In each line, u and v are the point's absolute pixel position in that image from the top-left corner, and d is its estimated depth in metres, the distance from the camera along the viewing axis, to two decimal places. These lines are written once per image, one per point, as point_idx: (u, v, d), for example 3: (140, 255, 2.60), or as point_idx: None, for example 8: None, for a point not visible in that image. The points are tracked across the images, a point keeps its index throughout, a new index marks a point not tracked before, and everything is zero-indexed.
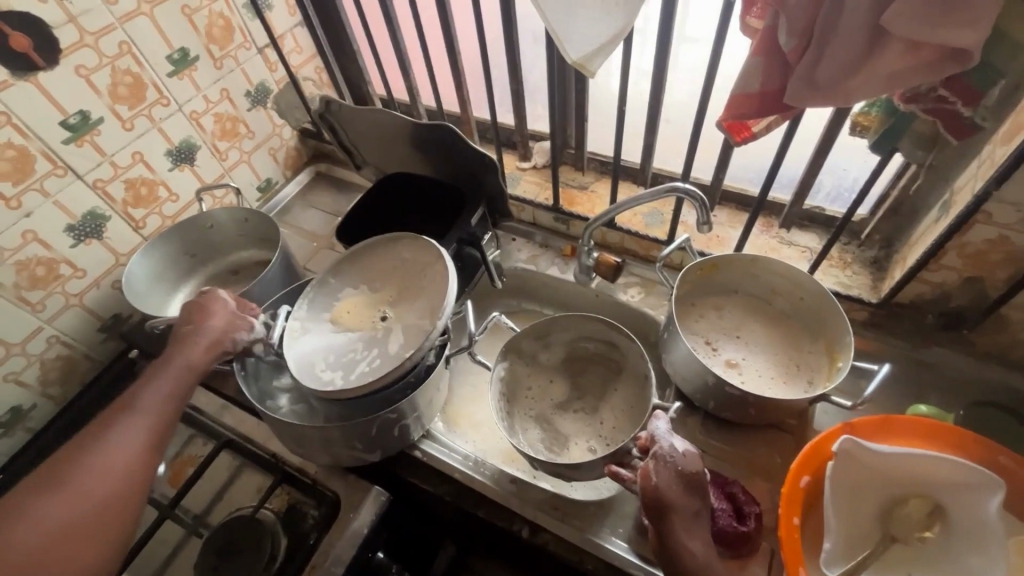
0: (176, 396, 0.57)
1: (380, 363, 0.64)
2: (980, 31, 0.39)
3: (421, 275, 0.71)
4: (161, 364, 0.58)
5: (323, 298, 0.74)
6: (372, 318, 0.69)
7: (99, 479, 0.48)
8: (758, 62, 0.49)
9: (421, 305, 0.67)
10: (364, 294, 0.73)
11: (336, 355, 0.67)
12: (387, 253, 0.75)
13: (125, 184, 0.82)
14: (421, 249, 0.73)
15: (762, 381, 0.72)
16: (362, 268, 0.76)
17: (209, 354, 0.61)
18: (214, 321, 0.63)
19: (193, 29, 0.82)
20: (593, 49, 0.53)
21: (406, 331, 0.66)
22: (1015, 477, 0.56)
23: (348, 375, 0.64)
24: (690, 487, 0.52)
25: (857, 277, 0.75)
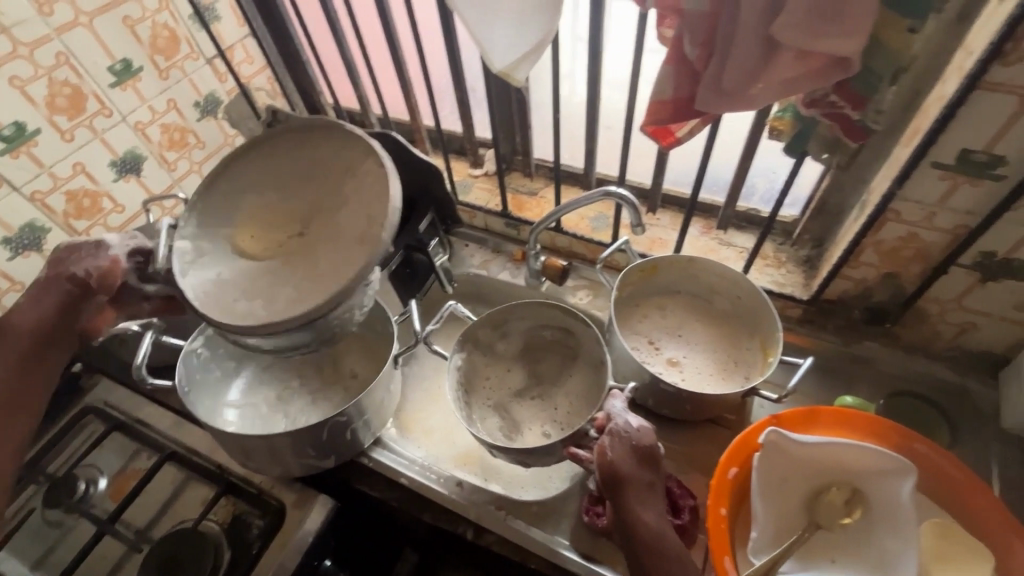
0: (18, 372, 0.55)
1: (305, 290, 0.49)
2: (857, 41, 0.42)
3: (347, 178, 0.53)
4: (0, 335, 0.55)
5: (211, 208, 0.56)
6: (285, 234, 0.53)
7: None
8: (669, 71, 0.51)
9: (351, 213, 0.51)
10: (270, 203, 0.56)
11: (249, 282, 0.51)
12: (293, 150, 0.58)
13: (66, 195, 0.81)
14: (344, 145, 0.55)
15: (702, 379, 0.74)
16: (263, 167, 0.58)
17: (49, 311, 0.55)
18: (53, 267, 0.56)
19: (136, 40, 0.82)
20: (516, 59, 0.55)
21: (335, 249, 0.50)
22: (929, 464, 0.59)
23: (267, 307, 0.49)
24: (645, 462, 0.53)
25: (791, 276, 0.78)
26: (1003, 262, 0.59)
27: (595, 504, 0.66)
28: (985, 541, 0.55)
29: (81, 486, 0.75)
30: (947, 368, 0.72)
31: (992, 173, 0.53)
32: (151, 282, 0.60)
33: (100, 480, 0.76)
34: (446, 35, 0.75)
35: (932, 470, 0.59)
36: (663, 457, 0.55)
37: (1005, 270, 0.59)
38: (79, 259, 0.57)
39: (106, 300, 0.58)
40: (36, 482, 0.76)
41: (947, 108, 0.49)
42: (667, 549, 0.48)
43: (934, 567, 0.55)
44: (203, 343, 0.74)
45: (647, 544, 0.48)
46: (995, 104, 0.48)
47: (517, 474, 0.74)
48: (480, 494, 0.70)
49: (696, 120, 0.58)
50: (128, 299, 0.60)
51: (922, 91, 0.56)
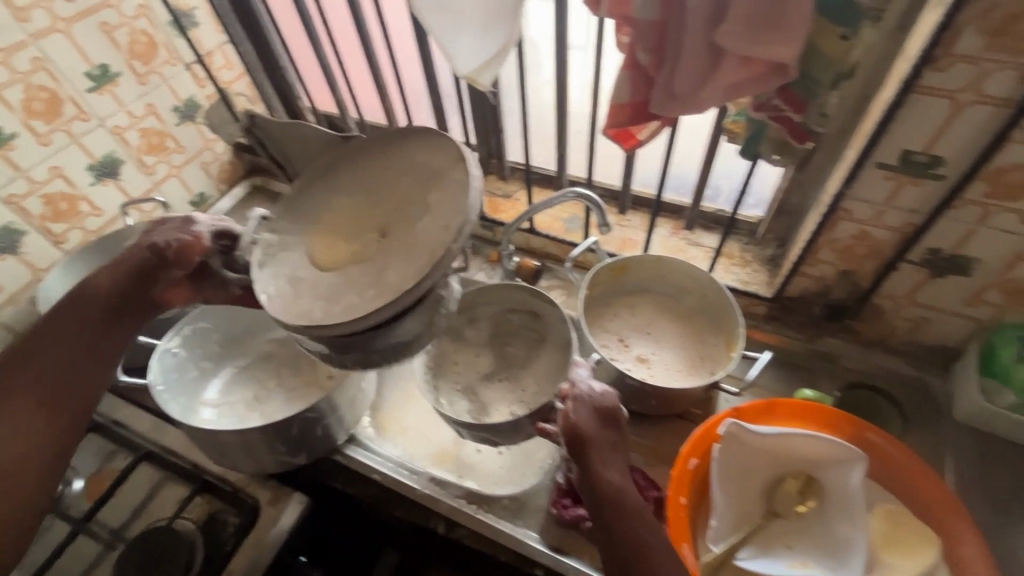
0: (91, 334, 0.57)
1: (376, 289, 0.45)
2: (794, 47, 0.45)
3: (431, 186, 0.49)
4: (79, 295, 0.58)
5: (310, 207, 0.55)
6: (362, 238, 0.49)
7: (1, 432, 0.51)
8: (625, 76, 0.53)
9: (428, 223, 0.47)
10: (350, 205, 0.53)
11: (318, 281, 0.48)
12: (382, 154, 0.54)
13: (43, 199, 0.82)
14: (436, 150, 0.50)
15: (669, 374, 0.76)
16: (358, 169, 0.54)
17: (127, 275, 0.59)
18: (147, 236, 0.59)
19: (114, 45, 0.84)
20: (480, 64, 0.57)
21: (407, 253, 0.46)
22: (881, 454, 0.61)
23: (331, 306, 0.46)
24: (607, 425, 0.55)
25: (756, 275, 0.81)
26: (950, 258, 0.61)
27: (563, 496, 0.68)
28: (934, 526, 0.58)
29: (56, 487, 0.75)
30: (905, 362, 0.74)
31: (932, 172, 0.55)
32: (233, 269, 0.59)
33: (75, 481, 0.76)
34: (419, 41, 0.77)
35: (885, 460, 0.61)
36: (624, 418, 0.57)
37: (952, 266, 0.62)
38: (163, 232, 0.59)
39: (183, 275, 0.59)
40: None
41: (886, 111, 0.52)
42: (629, 506, 0.49)
43: (886, 553, 0.57)
44: (179, 344, 0.76)
45: (610, 501, 0.49)
46: (930, 107, 0.51)
47: (489, 468, 0.74)
48: (452, 488, 0.71)
49: (655, 123, 0.60)
50: (208, 282, 0.60)
51: (869, 95, 0.58)
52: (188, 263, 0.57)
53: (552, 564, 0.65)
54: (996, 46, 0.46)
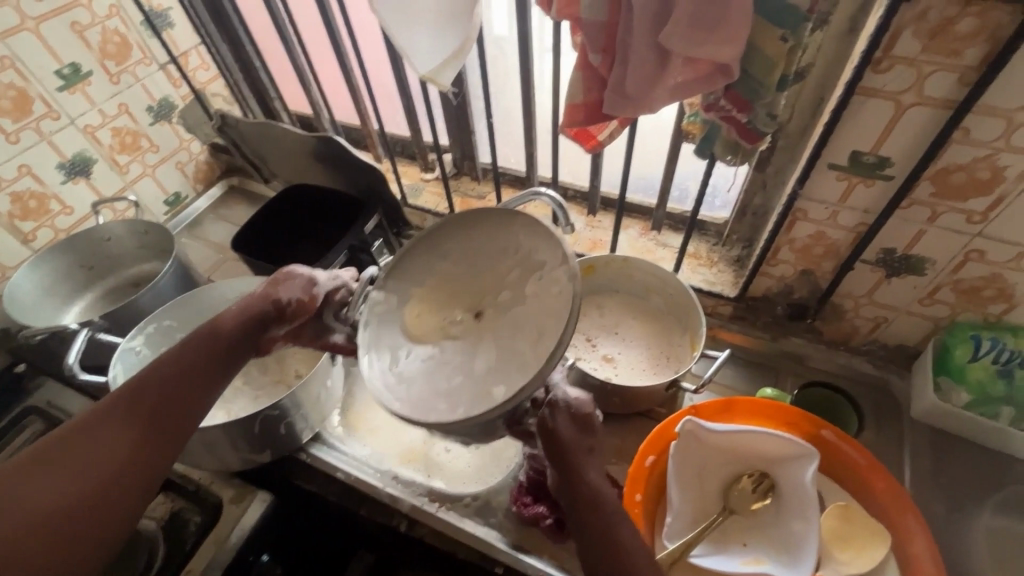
0: (204, 366, 0.52)
1: (460, 382, 0.47)
2: (733, 49, 0.46)
3: (529, 279, 0.49)
4: (202, 330, 0.54)
5: (415, 269, 0.58)
6: (458, 320, 0.52)
7: (103, 452, 0.43)
8: (579, 76, 0.54)
9: (519, 318, 0.47)
10: (452, 276, 0.55)
11: (417, 358, 0.51)
12: (491, 228, 0.55)
13: (11, 196, 0.83)
14: (544, 239, 0.50)
15: (634, 374, 0.77)
16: (463, 243, 0.56)
17: (249, 319, 0.56)
18: (269, 286, 0.59)
19: (85, 45, 0.84)
20: (439, 64, 0.57)
21: (499, 350, 0.47)
22: (834, 450, 0.62)
23: (420, 389, 0.49)
24: (584, 424, 0.49)
25: (722, 275, 0.82)
26: (903, 258, 0.62)
27: (524, 494, 0.68)
28: (886, 524, 0.58)
29: None
30: (866, 362, 0.75)
31: (882, 173, 0.56)
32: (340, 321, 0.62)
33: None
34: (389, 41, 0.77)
35: (836, 456, 0.62)
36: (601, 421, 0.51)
37: (907, 266, 0.63)
38: (287, 286, 0.59)
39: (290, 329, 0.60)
40: None
41: (833, 113, 0.53)
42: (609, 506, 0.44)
43: (835, 548, 0.57)
44: (142, 343, 0.74)
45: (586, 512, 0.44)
46: (875, 108, 0.52)
47: (457, 467, 0.74)
48: (415, 486, 0.71)
49: (614, 123, 0.61)
50: (311, 333, 0.61)
51: (823, 97, 0.59)
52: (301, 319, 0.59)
53: (511, 562, 0.65)
54: (933, 48, 0.47)
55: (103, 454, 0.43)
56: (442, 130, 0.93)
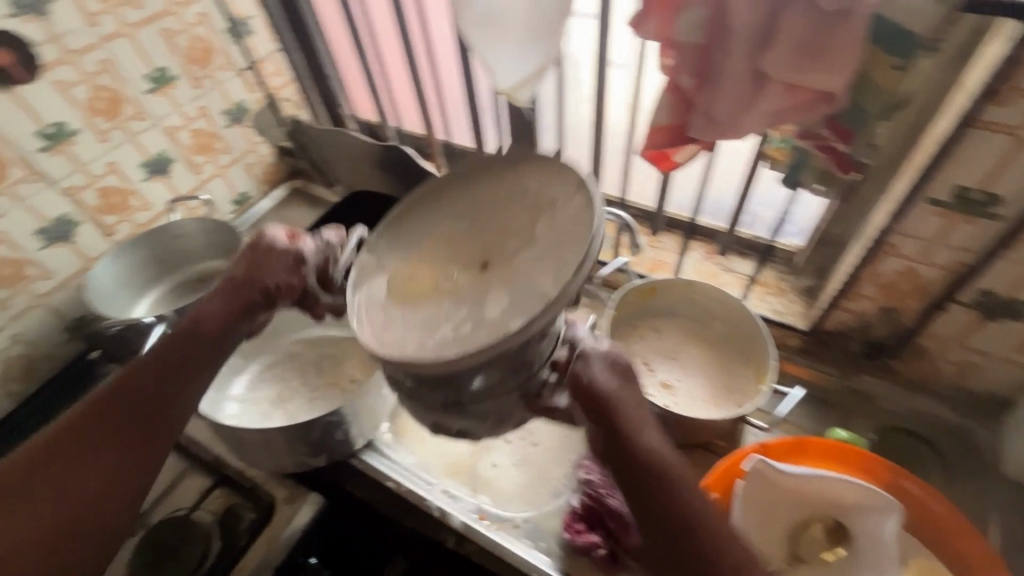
0: (185, 371, 0.56)
1: (468, 330, 0.44)
2: (843, 77, 0.43)
3: (543, 216, 0.48)
4: (187, 326, 0.57)
5: (411, 227, 0.55)
6: (464, 272, 0.49)
7: (84, 476, 0.51)
8: (666, 98, 0.53)
9: (535, 257, 0.45)
10: (453, 232, 0.53)
11: (414, 314, 0.48)
12: (494, 181, 0.53)
13: (99, 192, 0.86)
14: (556, 177, 0.49)
15: (693, 403, 0.74)
16: (461, 198, 0.54)
17: (234, 308, 0.58)
18: (254, 264, 0.59)
19: (175, 51, 0.88)
20: (520, 81, 0.57)
21: (510, 292, 0.44)
22: (917, 503, 0.59)
23: (424, 342, 0.45)
24: (623, 375, 0.48)
25: (791, 305, 0.78)
26: (1005, 302, 0.57)
27: (577, 520, 0.66)
28: None
29: None
30: (949, 409, 0.70)
31: (988, 212, 0.53)
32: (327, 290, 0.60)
33: None
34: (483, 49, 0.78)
35: (915, 508, 0.59)
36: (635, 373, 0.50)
37: (1007, 310, 0.58)
38: (272, 269, 0.59)
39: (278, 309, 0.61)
40: None
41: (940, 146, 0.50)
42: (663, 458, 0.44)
43: None
44: None
45: (647, 469, 0.43)
46: (987, 143, 0.49)
47: (503, 485, 0.72)
48: (463, 502, 0.71)
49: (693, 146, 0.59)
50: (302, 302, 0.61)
51: None
52: (290, 299, 0.60)
53: None
54: None
55: (81, 475, 0.51)
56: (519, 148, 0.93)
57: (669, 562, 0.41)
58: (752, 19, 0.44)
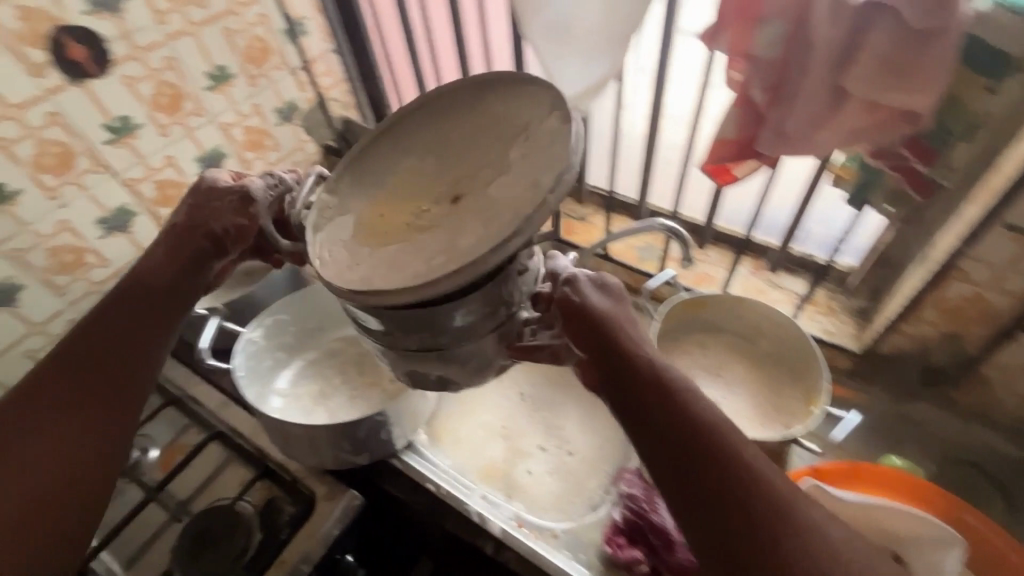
0: (144, 322, 0.61)
1: (441, 261, 0.43)
2: (931, 96, 0.42)
3: (516, 142, 0.48)
4: (137, 287, 0.62)
5: (378, 164, 0.55)
6: (434, 208, 0.49)
7: (47, 437, 0.55)
8: (735, 112, 0.52)
9: (507, 182, 0.45)
10: (419, 167, 0.53)
11: (385, 250, 0.48)
12: (460, 114, 0.53)
13: (156, 184, 0.88)
14: (523, 104, 0.49)
15: (739, 421, 0.72)
16: (432, 131, 0.54)
17: (184, 259, 0.64)
18: (196, 215, 0.64)
19: (235, 49, 0.90)
20: (583, 90, 0.57)
21: (481, 219, 0.44)
22: (978, 537, 0.57)
23: (391, 277, 0.45)
24: (610, 296, 0.51)
25: (842, 326, 0.76)
26: None
27: (618, 534, 0.69)
28: None
29: (134, 454, 0.79)
30: (1008, 441, 0.67)
31: None
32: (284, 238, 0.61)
33: (150, 451, 0.80)
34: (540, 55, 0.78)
35: (974, 541, 0.57)
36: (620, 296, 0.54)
37: None
38: (219, 215, 0.64)
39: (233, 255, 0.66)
40: None
41: None
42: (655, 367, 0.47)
43: None
44: (260, 334, 0.80)
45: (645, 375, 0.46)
46: None
47: (539, 493, 0.77)
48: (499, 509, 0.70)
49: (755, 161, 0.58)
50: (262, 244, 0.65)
51: None
52: (243, 243, 0.65)
53: None
54: None
55: (53, 438, 0.55)
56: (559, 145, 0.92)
57: (680, 463, 0.43)
58: (836, 34, 0.43)
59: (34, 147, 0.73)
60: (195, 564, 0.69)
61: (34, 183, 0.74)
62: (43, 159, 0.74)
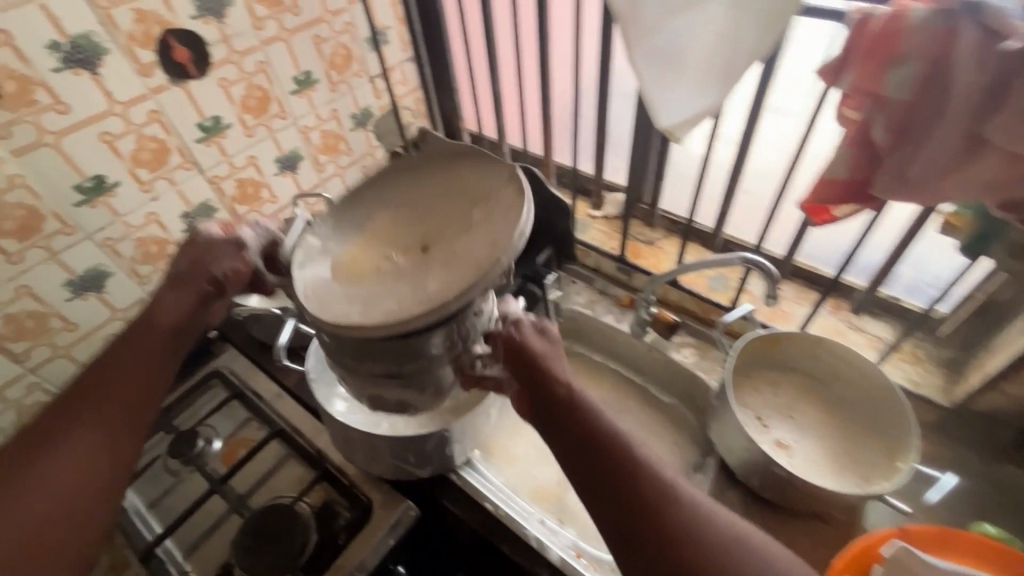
0: (153, 355, 0.59)
1: (412, 302, 0.47)
2: None
3: (479, 203, 0.53)
4: (142, 325, 0.60)
5: (353, 214, 0.59)
6: (405, 255, 0.53)
7: (59, 462, 0.51)
8: (848, 152, 0.50)
9: (470, 239, 0.50)
10: (389, 222, 0.57)
11: (356, 289, 0.51)
12: (431, 177, 0.59)
13: (237, 182, 0.91)
14: (485, 171, 0.56)
15: (812, 468, 0.69)
16: (405, 188, 0.59)
17: (188, 303, 0.62)
18: (195, 260, 0.63)
19: (320, 56, 0.92)
20: (683, 119, 0.56)
21: (448, 268, 0.49)
22: None
23: (368, 312, 0.48)
24: (549, 339, 0.58)
25: (928, 377, 0.73)
26: None
27: None
28: None
29: (199, 443, 0.81)
30: None
31: None
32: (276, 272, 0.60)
33: (215, 441, 0.82)
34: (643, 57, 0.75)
35: None
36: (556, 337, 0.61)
37: None
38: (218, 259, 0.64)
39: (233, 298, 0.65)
40: (162, 430, 0.84)
41: None
42: (583, 402, 0.54)
43: None
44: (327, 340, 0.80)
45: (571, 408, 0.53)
46: None
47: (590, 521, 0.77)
48: (561, 536, 0.69)
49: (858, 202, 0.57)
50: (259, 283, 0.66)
51: None
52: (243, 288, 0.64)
53: None
54: None
55: (59, 465, 0.51)
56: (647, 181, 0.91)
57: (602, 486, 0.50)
58: (980, 82, 0.41)
59: (134, 143, 0.76)
60: (254, 561, 0.70)
61: (131, 177, 0.77)
62: (140, 155, 0.77)
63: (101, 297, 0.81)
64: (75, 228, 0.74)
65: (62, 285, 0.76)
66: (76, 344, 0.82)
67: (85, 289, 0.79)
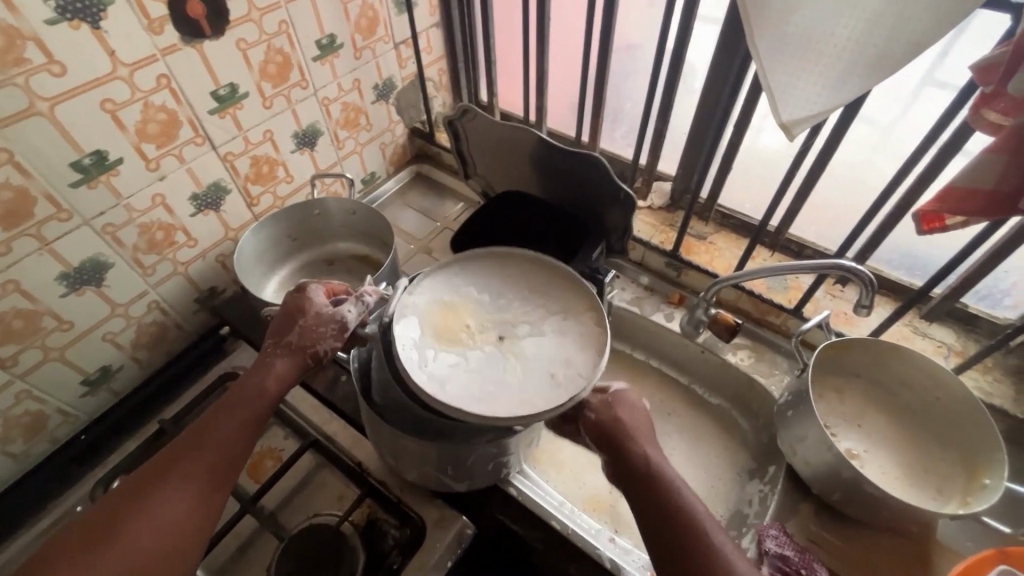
0: (248, 425, 0.53)
1: (494, 392, 0.50)
2: None
3: (556, 316, 0.57)
4: (244, 387, 0.54)
5: (439, 279, 0.60)
6: (483, 337, 0.55)
7: (140, 533, 0.45)
8: (998, 159, 0.45)
9: (546, 346, 0.54)
10: (470, 301, 0.58)
11: (443, 360, 0.52)
12: (514, 268, 0.61)
13: (251, 160, 0.80)
14: (567, 284, 0.59)
15: (887, 480, 0.67)
16: (486, 272, 0.61)
17: (289, 376, 0.56)
18: (303, 332, 0.57)
19: (346, 16, 0.81)
20: (805, 114, 0.48)
21: (530, 369, 0.52)
22: None
23: (456, 390, 0.49)
24: (632, 413, 0.53)
25: (998, 386, 0.71)
26: None
27: None
28: None
29: None
30: None
31: None
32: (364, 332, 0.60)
33: None
34: (726, 13, 0.66)
35: None
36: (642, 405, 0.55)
37: None
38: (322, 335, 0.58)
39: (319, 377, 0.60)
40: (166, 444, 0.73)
41: None
42: (663, 486, 0.48)
43: None
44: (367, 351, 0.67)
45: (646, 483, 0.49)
46: None
47: None
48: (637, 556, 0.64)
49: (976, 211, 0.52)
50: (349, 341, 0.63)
51: None
52: None
53: None
54: None
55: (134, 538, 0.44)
56: (707, 177, 0.88)
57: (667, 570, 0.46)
58: None
59: (139, 113, 0.64)
60: None
61: (136, 153, 0.66)
62: (147, 127, 0.66)
63: (99, 291, 0.70)
64: (70, 213, 0.63)
65: (55, 279, 0.65)
66: (71, 345, 0.71)
67: (82, 283, 0.68)
